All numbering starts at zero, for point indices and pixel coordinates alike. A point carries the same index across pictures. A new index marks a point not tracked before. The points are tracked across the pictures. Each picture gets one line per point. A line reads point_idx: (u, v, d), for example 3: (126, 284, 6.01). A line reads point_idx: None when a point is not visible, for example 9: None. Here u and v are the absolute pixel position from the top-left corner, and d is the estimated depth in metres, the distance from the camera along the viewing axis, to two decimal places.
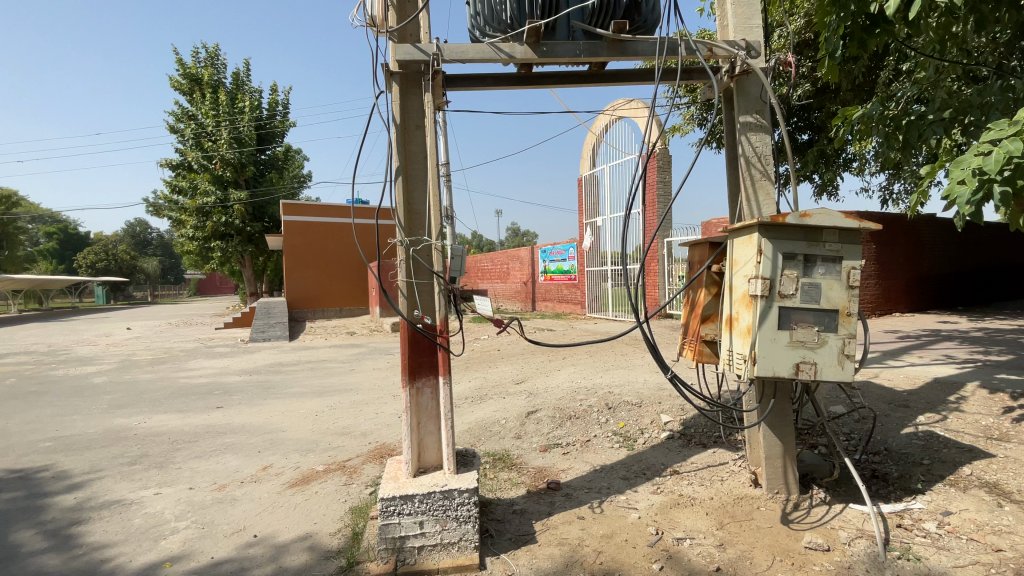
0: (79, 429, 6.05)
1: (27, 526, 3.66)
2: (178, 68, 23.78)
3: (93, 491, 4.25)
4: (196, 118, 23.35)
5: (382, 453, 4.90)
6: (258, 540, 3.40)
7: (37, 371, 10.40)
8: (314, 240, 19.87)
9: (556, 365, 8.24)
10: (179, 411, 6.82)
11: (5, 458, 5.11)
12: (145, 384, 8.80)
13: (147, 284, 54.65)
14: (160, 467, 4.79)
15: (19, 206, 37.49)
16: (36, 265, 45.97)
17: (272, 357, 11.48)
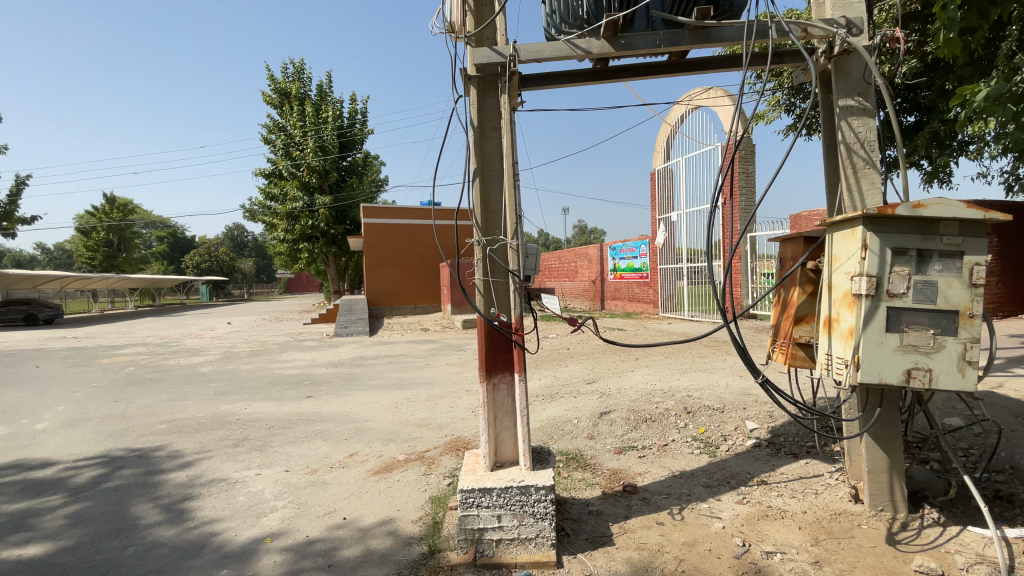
0: (191, 413, 6.78)
1: (150, 498, 4.13)
2: (270, 84, 25.89)
3: (203, 470, 4.73)
4: (285, 129, 25.30)
5: (457, 446, 5.05)
6: (346, 523, 3.62)
7: (155, 360, 11.74)
8: (391, 240, 20.83)
9: (629, 366, 8.06)
10: (274, 399, 7.43)
11: (131, 437, 5.82)
12: (244, 374, 9.66)
13: (244, 283, 60.18)
14: (260, 450, 5.24)
15: (137, 214, 42.57)
16: (153, 266, 52.13)
17: (352, 352, 12.18)
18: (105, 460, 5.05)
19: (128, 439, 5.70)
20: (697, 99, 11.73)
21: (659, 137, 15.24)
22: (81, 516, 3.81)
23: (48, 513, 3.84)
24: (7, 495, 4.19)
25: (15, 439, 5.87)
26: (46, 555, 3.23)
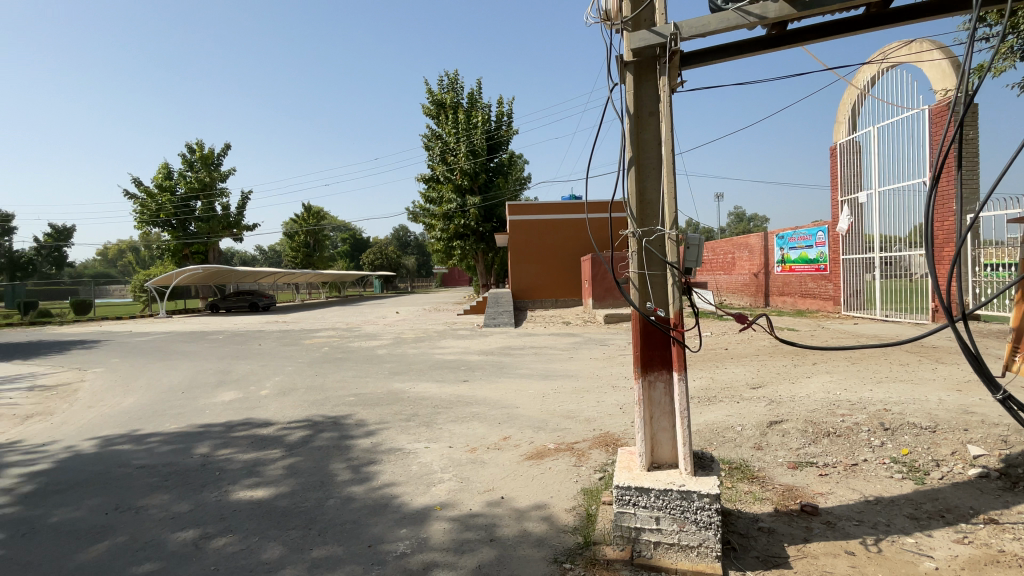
0: (372, 390, 7.83)
1: (344, 459, 4.87)
2: (428, 97, 28.48)
3: (383, 439, 5.43)
4: (441, 136, 27.60)
5: (607, 441, 5.00)
6: (504, 502, 3.83)
7: (342, 342, 13.84)
8: (536, 235, 21.40)
9: (802, 371, 7.11)
10: (435, 382, 8.19)
11: (327, 406, 6.94)
12: (410, 358, 10.83)
13: (408, 277, 67.52)
14: (427, 426, 5.83)
15: (326, 219, 50.42)
16: (338, 263, 61.47)
17: (501, 342, 12.85)
18: (309, 423, 6.10)
19: (325, 408, 6.81)
20: (892, 57, 9.81)
21: (839, 107, 13.14)
22: (295, 468, 4.64)
23: (272, 463, 4.76)
24: (245, 446, 5.30)
25: (248, 401, 7.40)
26: (272, 496, 3.99)
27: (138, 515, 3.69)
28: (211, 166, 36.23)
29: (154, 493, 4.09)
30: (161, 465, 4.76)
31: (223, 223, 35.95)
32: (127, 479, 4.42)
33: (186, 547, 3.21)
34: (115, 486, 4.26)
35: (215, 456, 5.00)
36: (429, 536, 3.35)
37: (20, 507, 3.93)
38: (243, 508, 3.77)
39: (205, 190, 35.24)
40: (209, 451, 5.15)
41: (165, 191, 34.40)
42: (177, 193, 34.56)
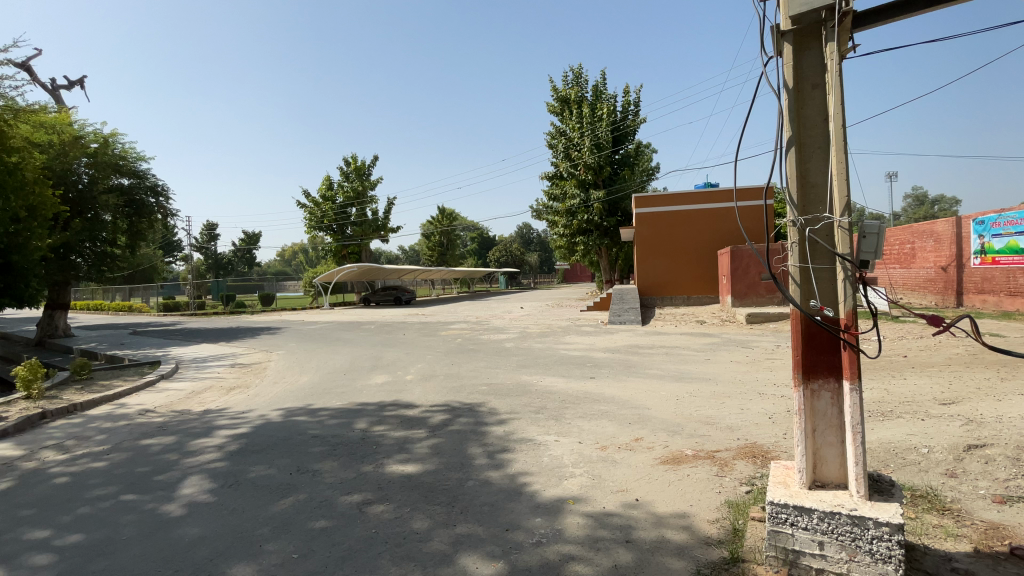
0: (503, 381, 8.16)
1: (479, 444, 5.15)
2: (553, 94, 28.73)
3: (515, 428, 5.62)
4: (566, 132, 27.66)
5: (752, 453, 4.58)
6: (640, 505, 3.72)
7: (474, 335, 14.66)
8: (665, 228, 20.42)
9: (1014, 386, 5.76)
10: (563, 377, 8.26)
11: (464, 393, 7.40)
12: (537, 352, 11.07)
13: (532, 273, 69.14)
14: (557, 419, 5.91)
15: (458, 220, 53.71)
16: (468, 261, 65.25)
17: (628, 339, 12.51)
18: (448, 408, 6.57)
19: (461, 395, 7.26)
20: None
21: None
22: (437, 448, 5.03)
23: (418, 442, 5.22)
24: (395, 425, 5.88)
25: (396, 385, 8.20)
26: (419, 473, 4.37)
27: (314, 478, 4.30)
28: (363, 176, 40.82)
29: (325, 460, 4.74)
30: (329, 436, 5.50)
31: (373, 226, 40.37)
32: (304, 446, 5.19)
33: (351, 510, 3.66)
34: (296, 451, 5.03)
35: (371, 431, 5.63)
36: (564, 528, 3.39)
37: (231, 461, 4.84)
38: (395, 481, 4.19)
39: (358, 197, 39.87)
40: (366, 427, 5.82)
41: (327, 200, 39.56)
42: (337, 201, 39.54)
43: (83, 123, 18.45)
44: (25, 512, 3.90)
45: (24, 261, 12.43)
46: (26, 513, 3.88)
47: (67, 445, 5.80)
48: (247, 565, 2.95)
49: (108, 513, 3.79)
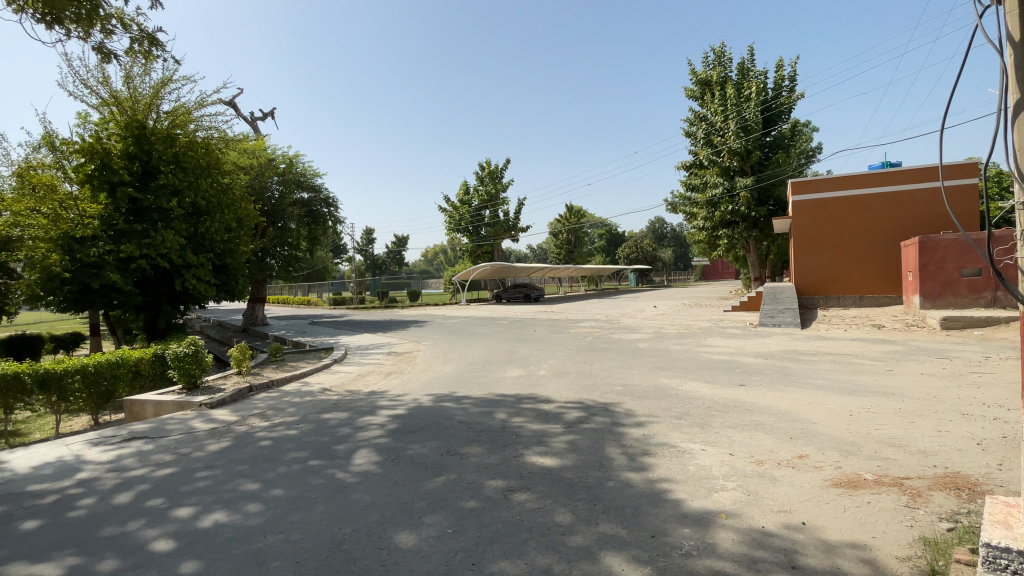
0: (640, 382, 7.89)
1: (618, 445, 5.04)
2: (692, 78, 26.97)
3: (655, 433, 5.40)
4: (707, 118, 25.79)
5: (957, 485, 3.79)
6: (807, 529, 3.31)
7: (605, 333, 14.43)
8: (829, 216, 17.85)
9: None
10: (706, 382, 7.72)
11: (599, 392, 7.33)
12: (675, 354, 10.48)
13: (665, 270, 65.85)
14: (701, 427, 5.54)
15: (586, 217, 53.32)
16: (596, 258, 64.48)
17: (782, 344, 11.22)
18: (583, 406, 6.56)
19: (596, 394, 7.20)
20: None
21: None
22: (575, 444, 5.05)
23: (556, 436, 5.31)
24: (532, 418, 6.06)
25: (531, 379, 8.45)
26: (558, 466, 4.44)
27: (462, 461, 4.62)
28: (496, 179, 42.72)
29: (469, 445, 5.05)
30: (473, 423, 5.86)
31: (506, 226, 42.16)
32: (452, 431, 5.61)
33: (497, 495, 3.85)
34: (445, 435, 5.46)
35: (510, 422, 5.87)
36: (715, 543, 3.16)
37: (391, 438, 5.43)
38: (535, 472, 4.31)
39: (492, 200, 41.84)
40: (506, 417, 6.08)
41: (464, 203, 42.11)
42: (473, 204, 41.91)
43: (275, 148, 22.20)
44: (242, 467, 4.84)
45: (235, 263, 15.40)
46: (244, 467, 4.81)
47: (267, 415, 7.05)
48: (409, 533, 3.29)
49: (300, 474, 4.51)
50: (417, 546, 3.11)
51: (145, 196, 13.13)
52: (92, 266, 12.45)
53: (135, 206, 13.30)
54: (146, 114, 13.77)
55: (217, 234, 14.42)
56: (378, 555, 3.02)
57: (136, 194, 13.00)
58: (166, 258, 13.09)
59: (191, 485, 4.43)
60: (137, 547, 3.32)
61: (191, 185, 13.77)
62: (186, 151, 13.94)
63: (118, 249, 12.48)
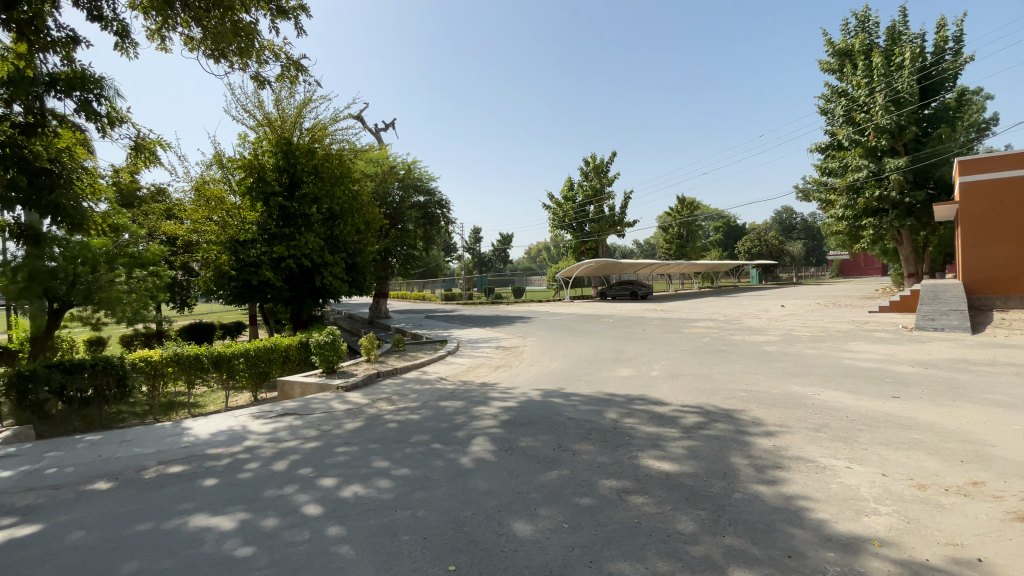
0: (767, 389, 7.23)
1: (744, 455, 4.67)
2: (828, 50, 24.08)
3: (787, 444, 4.91)
4: (847, 92, 22.93)
5: None
6: (989, 569, 2.79)
7: (724, 334, 13.45)
8: (1011, 200, 14.79)
9: None
10: (849, 392, 6.84)
11: (719, 397, 6.86)
12: (808, 359, 9.44)
13: (792, 266, 59.64)
14: (844, 442, 4.92)
15: (700, 209, 50.22)
16: (712, 253, 60.43)
17: (947, 352, 9.55)
18: (702, 411, 6.19)
19: (717, 399, 6.74)
20: None
21: None
22: (695, 451, 4.78)
23: (673, 441, 5.07)
24: (647, 419, 5.86)
25: (643, 380, 8.17)
26: (676, 472, 4.24)
27: (575, 457, 4.62)
28: (602, 173, 41.88)
29: (582, 443, 5.03)
30: (585, 421, 5.83)
31: (611, 221, 41.27)
32: (563, 426, 5.63)
33: (613, 495, 3.79)
34: (557, 430, 5.49)
35: (623, 422, 5.73)
36: (866, 572, 2.79)
37: (505, 429, 5.60)
38: (652, 475, 4.16)
39: (596, 195, 41.10)
40: (618, 417, 5.96)
41: (569, 200, 41.90)
42: (577, 200, 41.57)
43: (396, 155, 24.01)
44: (373, 446, 5.32)
45: (363, 262, 16.94)
46: (375, 446, 5.29)
47: (392, 400, 7.68)
48: (526, 523, 3.36)
49: (424, 456, 4.85)
50: (534, 537, 3.17)
51: (292, 204, 14.99)
52: (251, 264, 14.49)
53: (285, 213, 15.21)
54: (292, 131, 15.72)
55: (348, 236, 16.01)
56: (498, 541, 3.14)
57: (286, 202, 14.90)
58: (308, 258, 14.88)
59: (332, 458, 4.98)
60: (292, 509, 3.81)
61: (327, 192, 15.48)
62: (324, 163, 15.63)
63: (272, 250, 14.40)
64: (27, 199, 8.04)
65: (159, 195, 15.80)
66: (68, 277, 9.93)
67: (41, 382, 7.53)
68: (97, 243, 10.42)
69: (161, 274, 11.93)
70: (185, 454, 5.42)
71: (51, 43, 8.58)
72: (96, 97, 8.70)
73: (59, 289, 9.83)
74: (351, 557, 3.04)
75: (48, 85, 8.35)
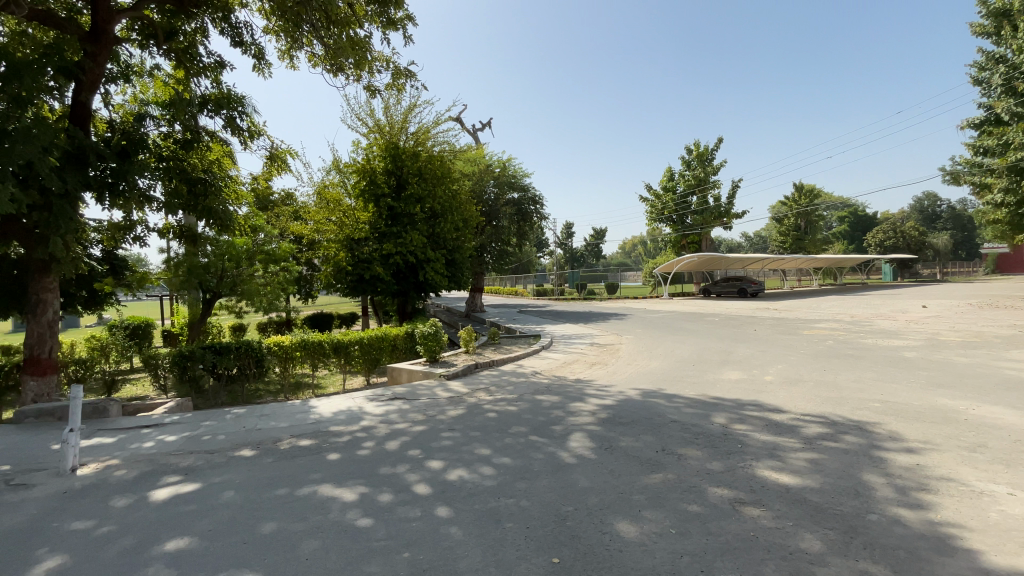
0: (907, 400, 6.34)
1: (878, 472, 4.14)
2: (980, 11, 20.66)
3: (935, 464, 4.26)
4: (1007, 57, 19.51)
5: None
6: None
7: (851, 337, 12.03)
8: None
9: None
10: (1017, 408, 5.77)
11: (846, 407, 6.15)
12: (959, 367, 8.13)
13: (937, 260, 51.61)
14: (1011, 466, 4.16)
15: (820, 198, 45.38)
16: (834, 246, 54.31)
17: None
18: (826, 421, 5.60)
19: (844, 409, 6.06)
20: None
21: None
22: (819, 464, 4.34)
23: (793, 452, 4.64)
24: (760, 427, 5.43)
25: (754, 384, 7.58)
26: (796, 485, 3.88)
27: (680, 461, 4.41)
28: (705, 162, 39.52)
29: (687, 447, 4.80)
30: (690, 424, 5.54)
31: (715, 213, 38.78)
32: (667, 428, 5.40)
33: (724, 504, 3.56)
34: (660, 432, 5.29)
35: (733, 428, 5.37)
36: None
37: (604, 427, 5.52)
38: (769, 487, 3.84)
39: (700, 184, 38.86)
40: (727, 422, 5.58)
41: (669, 191, 40.09)
42: (678, 191, 39.64)
43: (492, 154, 24.68)
44: (475, 433, 5.53)
45: (461, 258, 17.64)
46: (477, 434, 5.50)
47: (491, 391, 7.92)
48: (630, 524, 3.29)
49: (524, 448, 4.93)
50: (639, 538, 3.09)
51: (399, 205, 16.03)
52: (364, 260, 15.58)
53: (392, 213, 16.30)
54: (398, 136, 16.80)
55: (448, 233, 16.78)
56: (601, 539, 3.10)
57: (393, 202, 15.97)
58: (413, 254, 15.88)
59: (438, 442, 5.25)
60: (404, 487, 4.08)
61: (430, 192, 16.36)
62: (427, 164, 16.49)
63: (382, 248, 15.50)
64: (187, 204, 9.56)
65: (286, 200, 17.61)
66: (217, 271, 11.58)
67: (197, 361, 8.85)
68: (240, 242, 11.82)
69: (289, 269, 13.12)
70: (312, 430, 6.05)
71: (202, 69, 10.00)
72: (239, 114, 9.98)
73: (211, 282, 11.64)
74: (458, 538, 3.18)
75: (202, 106, 9.70)
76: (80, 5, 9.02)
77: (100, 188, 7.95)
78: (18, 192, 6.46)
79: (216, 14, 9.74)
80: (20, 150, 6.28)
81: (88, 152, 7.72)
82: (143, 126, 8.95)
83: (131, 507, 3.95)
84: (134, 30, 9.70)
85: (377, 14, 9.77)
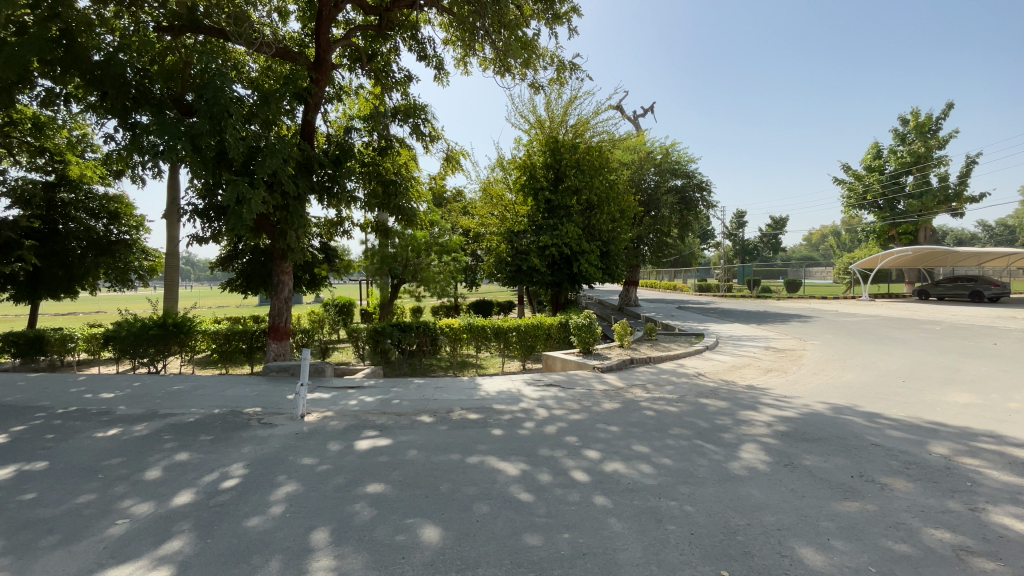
0: None
1: None
2: None
3: None
4: None
5: None
6: None
7: None
8: None
9: None
10: None
11: None
12: None
13: None
14: None
15: None
16: None
17: None
18: None
19: None
20: None
21: None
22: None
23: None
24: (1002, 464, 4.30)
25: (992, 411, 6.02)
26: None
27: (884, 492, 3.74)
28: (927, 134, 32.21)
29: (892, 476, 4.04)
30: (896, 451, 4.65)
31: (940, 196, 31.45)
32: (862, 452, 4.63)
33: (943, 549, 2.93)
34: (855, 454, 4.54)
35: (959, 461, 4.36)
36: None
37: (781, 441, 4.95)
38: (1011, 538, 3.04)
39: (919, 161, 31.91)
40: (950, 454, 4.54)
41: (874, 171, 33.86)
42: (886, 170, 33.22)
43: (653, 141, 23.61)
44: (633, 429, 5.43)
45: (616, 250, 17.37)
46: (634, 430, 5.40)
47: (649, 388, 7.67)
48: (816, 551, 2.91)
49: (687, 451, 4.69)
50: (828, 570, 2.72)
51: (556, 197, 16.40)
52: (522, 252, 16.14)
53: (549, 206, 16.69)
54: (558, 129, 17.20)
55: (604, 225, 16.70)
56: (778, 561, 2.81)
57: (551, 195, 16.37)
58: (568, 246, 16.02)
59: (595, 433, 5.30)
60: (562, 471, 4.22)
61: (587, 183, 16.43)
62: (585, 156, 16.66)
63: (539, 240, 15.92)
64: (381, 202, 11.15)
65: (457, 196, 19.18)
66: (402, 260, 13.30)
67: (387, 336, 10.35)
68: (420, 236, 13.43)
69: (459, 259, 14.39)
70: (479, 405, 6.60)
71: (395, 83, 11.55)
72: (422, 121, 11.26)
73: (397, 270, 13.40)
74: (618, 530, 3.18)
75: (394, 115, 11.16)
76: (308, 41, 11.05)
77: (321, 191, 9.69)
78: (268, 196, 8.25)
79: (406, 33, 11.06)
80: (269, 163, 7.96)
81: (313, 161, 9.49)
82: (350, 138, 10.64)
83: (343, 452, 4.82)
84: (345, 57, 11.53)
85: (543, 11, 10.09)
